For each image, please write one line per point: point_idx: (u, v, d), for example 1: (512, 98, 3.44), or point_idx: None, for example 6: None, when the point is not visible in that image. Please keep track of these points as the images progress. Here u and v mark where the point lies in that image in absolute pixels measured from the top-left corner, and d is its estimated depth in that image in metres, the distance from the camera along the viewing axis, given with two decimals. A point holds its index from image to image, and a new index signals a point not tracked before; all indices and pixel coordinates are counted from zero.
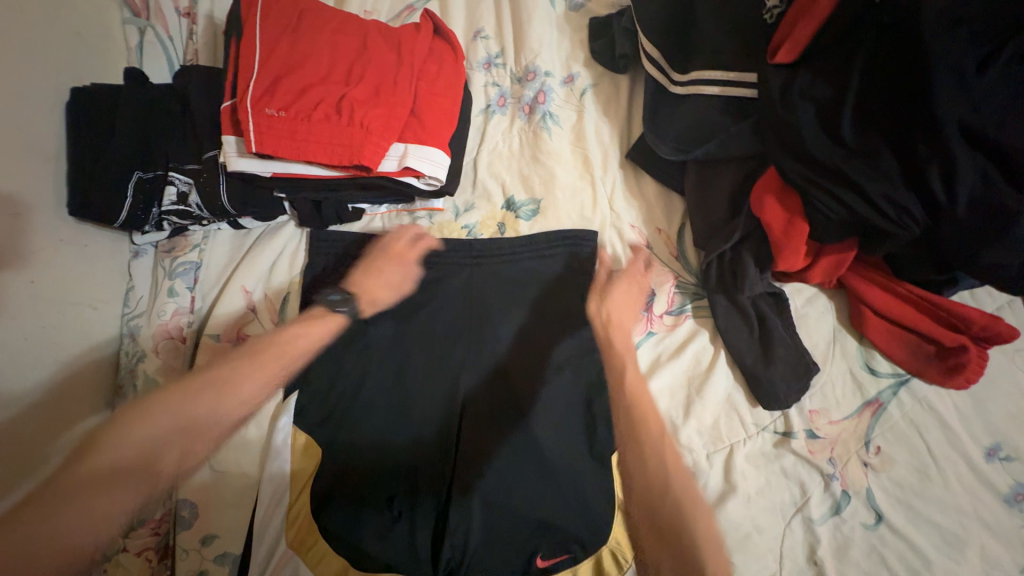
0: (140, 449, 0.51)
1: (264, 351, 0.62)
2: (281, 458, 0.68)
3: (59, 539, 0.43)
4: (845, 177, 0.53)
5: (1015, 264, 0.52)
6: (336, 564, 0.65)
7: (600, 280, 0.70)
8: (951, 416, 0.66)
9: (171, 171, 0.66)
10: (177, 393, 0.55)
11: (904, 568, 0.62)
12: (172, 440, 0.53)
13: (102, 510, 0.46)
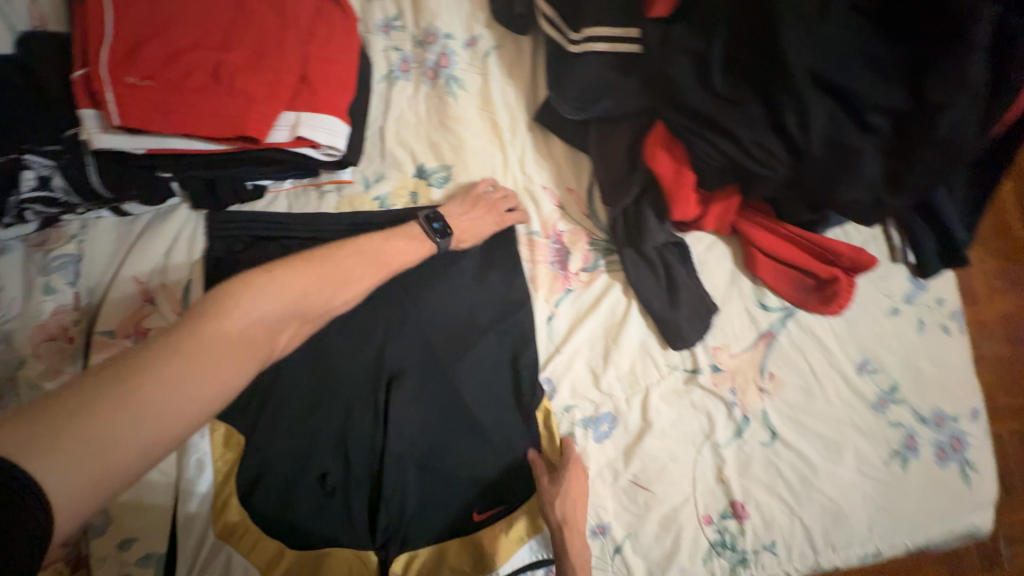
0: (257, 324, 0.48)
1: (387, 254, 0.62)
2: (200, 450, 0.66)
3: (193, 395, 0.41)
4: (720, 126, 0.57)
5: (865, 198, 0.58)
6: (273, 547, 0.66)
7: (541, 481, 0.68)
8: (830, 339, 0.75)
9: (25, 153, 0.57)
10: (302, 267, 0.53)
11: (794, 473, 0.72)
12: (285, 320, 0.51)
13: (227, 375, 0.44)
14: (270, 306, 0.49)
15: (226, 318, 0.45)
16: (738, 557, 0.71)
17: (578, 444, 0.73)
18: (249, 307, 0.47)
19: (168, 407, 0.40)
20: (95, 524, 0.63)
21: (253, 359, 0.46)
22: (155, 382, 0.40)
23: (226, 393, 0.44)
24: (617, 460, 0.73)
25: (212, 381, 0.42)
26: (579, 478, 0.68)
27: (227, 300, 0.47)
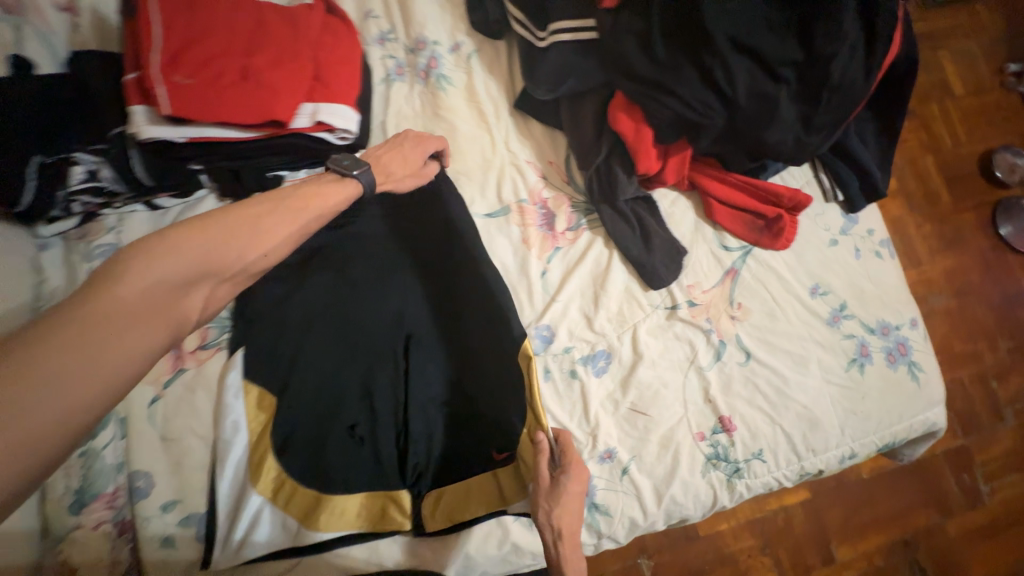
0: (158, 283, 0.46)
1: (306, 201, 0.62)
2: (235, 412, 0.71)
3: (110, 359, 0.40)
4: (664, 87, 0.70)
5: (788, 140, 0.72)
6: (310, 496, 0.70)
7: (545, 477, 0.65)
8: (784, 269, 0.87)
9: (75, 151, 0.67)
10: (206, 225, 0.52)
11: (770, 386, 0.82)
12: (191, 279, 0.49)
13: (143, 337, 0.43)
14: (171, 268, 0.46)
15: (115, 284, 0.43)
16: (732, 467, 0.80)
17: (580, 380, 0.81)
18: (144, 270, 0.45)
19: (83, 377, 0.39)
20: (140, 487, 0.67)
21: (160, 321, 0.45)
22: (55, 360, 0.38)
23: (137, 359, 0.43)
24: (616, 391, 0.81)
25: (124, 346, 0.41)
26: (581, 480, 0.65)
27: (115, 266, 0.44)
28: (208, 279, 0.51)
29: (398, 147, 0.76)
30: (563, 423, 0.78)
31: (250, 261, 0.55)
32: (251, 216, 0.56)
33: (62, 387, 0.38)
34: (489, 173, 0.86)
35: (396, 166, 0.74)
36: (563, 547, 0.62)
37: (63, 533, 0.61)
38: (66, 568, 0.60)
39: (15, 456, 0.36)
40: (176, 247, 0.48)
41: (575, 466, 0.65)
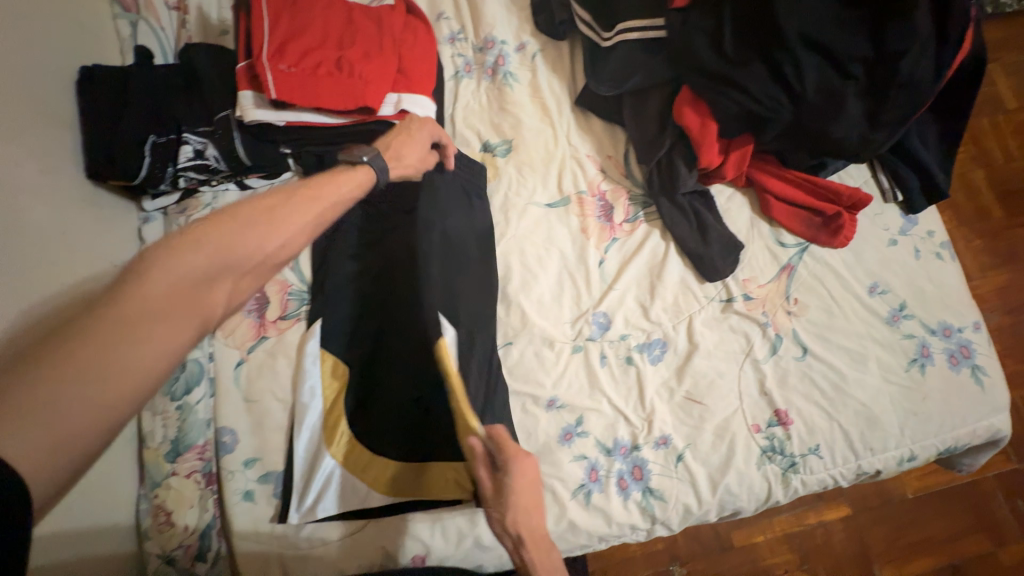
0: (180, 281, 0.47)
1: (312, 188, 0.61)
2: (313, 377, 0.75)
3: (136, 357, 0.42)
4: (732, 82, 0.75)
5: (853, 136, 0.74)
6: (381, 461, 0.73)
7: (488, 482, 0.57)
8: (841, 267, 0.87)
9: (184, 132, 0.74)
10: (224, 222, 0.52)
11: (827, 382, 0.82)
12: (211, 274, 0.49)
13: (168, 335, 0.45)
14: (192, 264, 0.48)
15: (142, 284, 0.45)
16: (788, 461, 0.80)
17: (636, 366, 0.83)
18: (168, 267, 0.46)
19: (111, 378, 0.41)
20: (225, 442, 0.71)
21: (184, 316, 0.46)
22: (85, 364, 0.40)
23: (168, 352, 0.45)
24: (671, 379, 0.82)
25: (149, 344, 0.43)
26: (530, 478, 0.56)
27: (142, 265, 0.46)
28: (230, 273, 0.52)
29: (406, 133, 0.74)
30: (618, 407, 0.80)
31: (270, 250, 0.55)
32: (265, 209, 0.56)
33: (96, 383, 0.40)
34: (550, 165, 0.89)
35: (408, 150, 0.73)
36: (528, 549, 0.55)
37: (161, 476, 0.68)
38: (162, 509, 0.66)
39: (62, 450, 0.38)
40: (194, 246, 0.49)
41: (516, 459, 0.56)
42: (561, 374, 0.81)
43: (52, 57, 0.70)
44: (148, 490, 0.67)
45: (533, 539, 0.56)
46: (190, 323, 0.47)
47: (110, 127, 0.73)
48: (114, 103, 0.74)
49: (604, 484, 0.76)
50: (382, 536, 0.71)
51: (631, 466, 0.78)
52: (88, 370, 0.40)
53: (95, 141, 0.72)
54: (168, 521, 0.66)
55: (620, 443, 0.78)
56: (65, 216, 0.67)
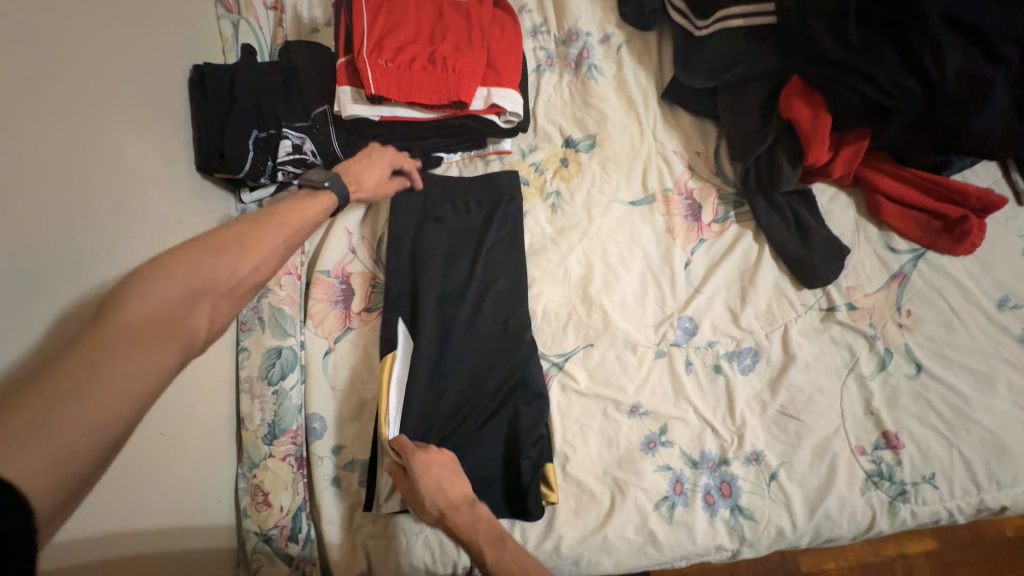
0: (156, 304, 0.44)
1: (281, 212, 0.61)
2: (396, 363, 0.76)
3: (120, 379, 0.38)
4: (856, 71, 0.70)
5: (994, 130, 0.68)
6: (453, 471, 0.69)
7: (405, 488, 0.63)
8: (964, 277, 0.78)
9: (284, 127, 0.77)
10: (195, 249, 0.50)
11: (946, 405, 0.74)
12: (190, 296, 0.47)
13: (151, 353, 0.41)
14: (166, 288, 0.45)
15: (113, 316, 0.41)
16: (897, 488, 0.73)
17: (725, 376, 0.78)
18: (139, 293, 0.43)
19: (91, 399, 0.36)
20: (314, 428, 0.73)
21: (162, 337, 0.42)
22: (59, 390, 0.35)
23: (155, 371, 0.41)
24: (763, 391, 0.77)
25: (130, 364, 0.39)
26: (433, 472, 0.62)
27: (109, 301, 0.43)
28: (209, 295, 0.49)
29: (367, 159, 0.75)
30: (705, 417, 0.76)
31: (246, 273, 0.53)
32: (237, 233, 0.55)
33: (74, 406, 0.35)
34: (635, 161, 0.86)
35: (367, 177, 0.74)
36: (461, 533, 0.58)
37: (259, 457, 0.71)
38: (260, 489, 0.69)
39: (43, 483, 0.32)
40: (166, 272, 0.46)
41: (413, 456, 0.63)
42: (644, 381, 0.78)
43: (169, 56, 0.74)
44: (247, 470, 0.71)
45: (457, 513, 0.60)
46: (173, 343, 0.43)
47: (217, 123, 0.76)
48: (222, 99, 0.77)
49: (690, 498, 0.72)
50: None
51: (719, 481, 0.73)
52: (62, 393, 0.35)
53: (206, 136, 0.76)
54: (265, 502, 0.69)
55: (707, 456, 0.74)
56: (180, 207, 0.72)
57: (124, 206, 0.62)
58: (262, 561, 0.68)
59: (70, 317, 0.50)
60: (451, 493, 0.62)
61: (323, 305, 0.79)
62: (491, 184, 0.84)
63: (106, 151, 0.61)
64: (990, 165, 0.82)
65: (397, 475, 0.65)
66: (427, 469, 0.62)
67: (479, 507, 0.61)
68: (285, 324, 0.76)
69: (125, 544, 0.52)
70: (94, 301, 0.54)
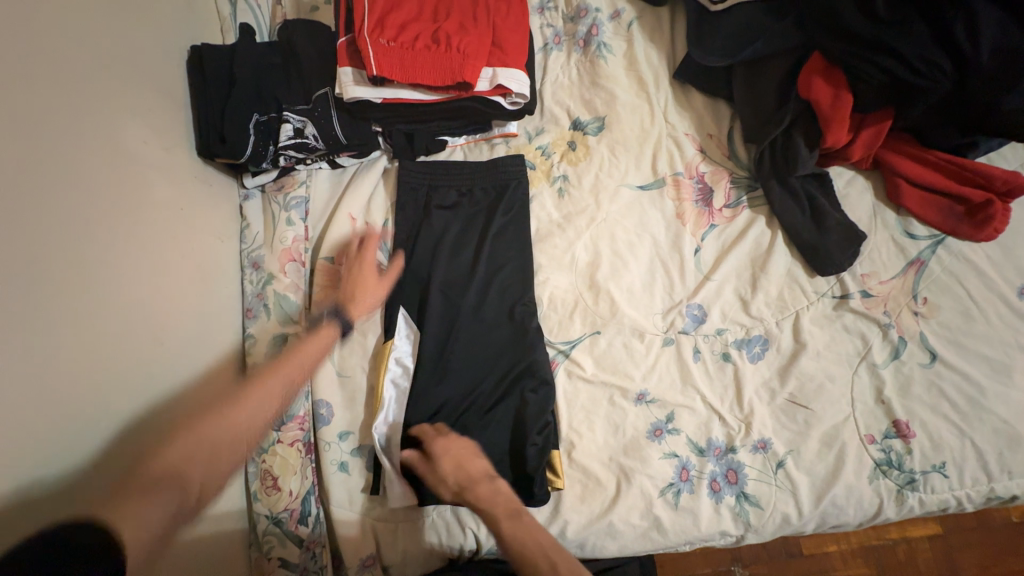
0: (171, 457, 0.52)
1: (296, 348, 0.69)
2: (401, 351, 0.76)
3: (122, 519, 0.45)
4: (882, 45, 0.66)
5: None
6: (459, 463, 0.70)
7: (427, 467, 0.67)
8: (985, 264, 0.76)
9: (285, 111, 0.76)
10: (210, 414, 0.58)
11: (960, 395, 0.73)
12: (196, 459, 0.53)
13: (139, 508, 0.47)
14: (187, 436, 0.54)
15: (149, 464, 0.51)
16: (906, 477, 0.72)
17: (734, 364, 0.77)
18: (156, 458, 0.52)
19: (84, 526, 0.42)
20: (323, 414, 0.74)
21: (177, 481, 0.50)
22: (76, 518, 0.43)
23: (144, 530, 0.46)
24: (772, 380, 0.76)
25: (123, 518, 0.45)
26: (460, 453, 0.67)
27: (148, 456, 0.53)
28: (231, 446, 0.56)
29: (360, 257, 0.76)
30: (713, 405, 0.75)
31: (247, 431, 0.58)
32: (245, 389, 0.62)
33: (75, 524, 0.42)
34: (645, 144, 0.83)
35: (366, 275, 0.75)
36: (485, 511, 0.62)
37: (267, 443, 0.71)
38: (270, 474, 0.70)
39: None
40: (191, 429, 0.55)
41: (444, 438, 0.68)
42: (651, 369, 0.77)
43: (167, 38, 0.73)
44: (256, 455, 0.72)
45: (477, 486, 0.64)
46: (169, 501, 0.49)
47: (217, 106, 0.75)
48: (221, 81, 0.75)
49: (695, 485, 0.72)
50: (470, 519, 0.71)
51: (726, 469, 0.73)
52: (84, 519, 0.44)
53: (206, 120, 0.74)
54: (275, 486, 0.70)
55: (714, 444, 0.74)
56: (183, 193, 0.71)
57: (127, 193, 0.62)
58: (273, 543, 0.69)
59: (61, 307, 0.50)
60: (473, 473, 0.66)
61: (328, 292, 0.78)
62: (496, 171, 0.82)
63: (104, 136, 0.60)
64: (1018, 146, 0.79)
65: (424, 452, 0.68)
66: (457, 452, 0.67)
67: (497, 484, 0.65)
68: (291, 312, 0.75)
69: None
70: (88, 289, 0.54)
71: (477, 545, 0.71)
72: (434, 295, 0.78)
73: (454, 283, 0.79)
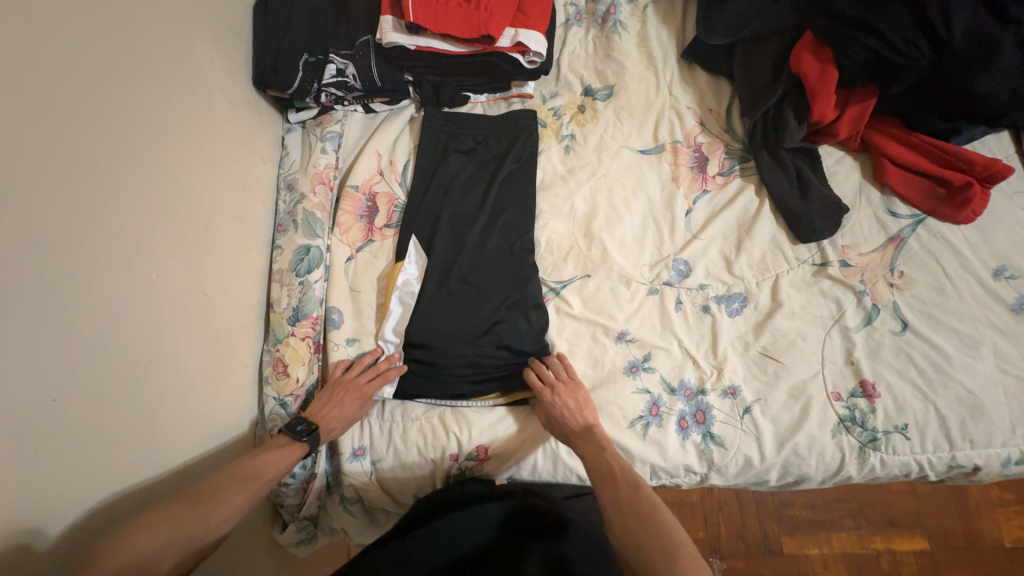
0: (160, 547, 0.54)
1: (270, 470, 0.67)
2: (408, 273, 0.83)
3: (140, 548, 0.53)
4: (866, 26, 0.74)
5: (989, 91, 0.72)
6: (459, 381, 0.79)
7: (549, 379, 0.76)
8: (962, 245, 0.80)
9: (331, 54, 0.86)
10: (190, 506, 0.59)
11: (928, 363, 0.76)
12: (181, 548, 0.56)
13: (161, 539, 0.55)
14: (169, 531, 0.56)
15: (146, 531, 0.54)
16: (868, 435, 0.75)
17: (712, 316, 0.82)
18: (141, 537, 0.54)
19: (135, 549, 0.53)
20: (333, 319, 0.82)
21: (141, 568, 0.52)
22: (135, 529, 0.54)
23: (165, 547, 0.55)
24: (747, 333, 0.81)
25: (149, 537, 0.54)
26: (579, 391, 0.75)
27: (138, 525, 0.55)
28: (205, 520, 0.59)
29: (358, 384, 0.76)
30: (688, 350, 0.81)
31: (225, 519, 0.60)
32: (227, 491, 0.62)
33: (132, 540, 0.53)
34: (649, 112, 0.91)
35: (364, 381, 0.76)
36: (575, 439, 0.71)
37: (282, 336, 0.80)
38: (281, 361, 0.79)
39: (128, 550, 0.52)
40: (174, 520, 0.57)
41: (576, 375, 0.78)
42: (634, 313, 0.83)
43: None
44: (272, 345, 0.81)
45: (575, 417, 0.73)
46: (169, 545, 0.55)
47: (274, 44, 0.86)
48: (280, 25, 0.87)
49: (664, 420, 0.77)
50: (453, 423, 0.78)
51: (695, 409, 0.78)
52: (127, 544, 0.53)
53: (263, 55, 0.86)
54: (285, 372, 0.78)
55: (686, 385, 0.79)
56: (237, 111, 0.83)
57: (190, 97, 0.73)
58: (276, 422, 0.77)
59: (124, 170, 0.61)
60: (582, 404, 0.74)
61: (349, 217, 0.87)
62: (511, 126, 0.91)
63: (178, 47, 0.72)
64: (1003, 138, 0.83)
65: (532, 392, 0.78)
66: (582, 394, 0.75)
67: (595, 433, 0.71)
68: (315, 227, 0.85)
69: (157, 370, 0.64)
70: (148, 164, 0.64)
71: (457, 451, 0.77)
72: (443, 228, 0.86)
73: (460, 220, 0.87)
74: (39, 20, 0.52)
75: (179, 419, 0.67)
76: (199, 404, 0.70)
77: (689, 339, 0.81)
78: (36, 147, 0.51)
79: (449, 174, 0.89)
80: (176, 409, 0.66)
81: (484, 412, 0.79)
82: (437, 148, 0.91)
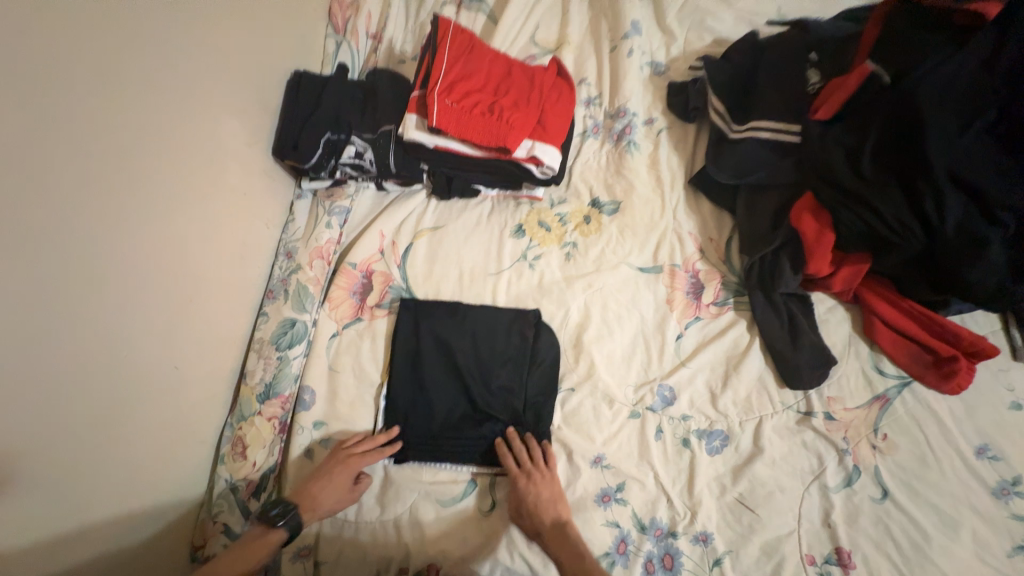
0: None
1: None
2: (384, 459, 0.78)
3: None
4: (862, 200, 0.78)
5: (992, 283, 0.73)
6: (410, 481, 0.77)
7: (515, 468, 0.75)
8: (946, 415, 0.79)
9: (353, 135, 0.89)
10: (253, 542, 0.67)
11: (907, 540, 0.73)
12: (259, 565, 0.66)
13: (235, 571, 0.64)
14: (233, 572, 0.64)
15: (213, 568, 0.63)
16: None
17: (691, 451, 0.80)
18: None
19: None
20: (304, 400, 0.80)
21: None
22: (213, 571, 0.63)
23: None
24: (724, 476, 0.79)
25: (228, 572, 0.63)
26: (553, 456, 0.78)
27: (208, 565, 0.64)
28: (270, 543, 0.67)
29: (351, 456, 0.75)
30: (664, 485, 0.78)
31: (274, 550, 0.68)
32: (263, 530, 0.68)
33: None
34: (651, 233, 0.93)
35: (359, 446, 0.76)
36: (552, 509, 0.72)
37: (249, 413, 0.78)
38: (241, 442, 0.77)
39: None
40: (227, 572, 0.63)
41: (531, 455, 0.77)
42: (612, 436, 0.81)
43: (277, 62, 0.89)
44: (235, 422, 0.79)
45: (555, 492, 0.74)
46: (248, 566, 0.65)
47: (300, 120, 0.89)
48: (309, 103, 0.91)
49: (631, 560, 0.73)
50: (408, 531, 0.74)
51: (663, 552, 0.74)
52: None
53: (287, 130, 0.89)
54: (242, 453, 0.76)
55: (657, 524, 0.76)
56: (249, 180, 0.84)
57: (204, 167, 0.73)
58: (222, 508, 0.74)
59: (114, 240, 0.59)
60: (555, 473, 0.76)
61: (341, 292, 0.87)
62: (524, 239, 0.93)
63: (206, 120, 0.73)
64: (991, 316, 0.87)
65: (517, 483, 0.74)
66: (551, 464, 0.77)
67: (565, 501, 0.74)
68: (305, 302, 0.85)
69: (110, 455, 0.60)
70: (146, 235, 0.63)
71: (407, 562, 0.73)
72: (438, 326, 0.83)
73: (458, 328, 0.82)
74: (56, 82, 0.51)
75: (117, 504, 0.62)
76: (143, 486, 0.66)
77: (667, 472, 0.79)
78: (17, 229, 0.48)
79: (449, 271, 0.90)
80: (116, 490, 0.62)
81: (441, 519, 0.75)
82: (442, 238, 0.93)
